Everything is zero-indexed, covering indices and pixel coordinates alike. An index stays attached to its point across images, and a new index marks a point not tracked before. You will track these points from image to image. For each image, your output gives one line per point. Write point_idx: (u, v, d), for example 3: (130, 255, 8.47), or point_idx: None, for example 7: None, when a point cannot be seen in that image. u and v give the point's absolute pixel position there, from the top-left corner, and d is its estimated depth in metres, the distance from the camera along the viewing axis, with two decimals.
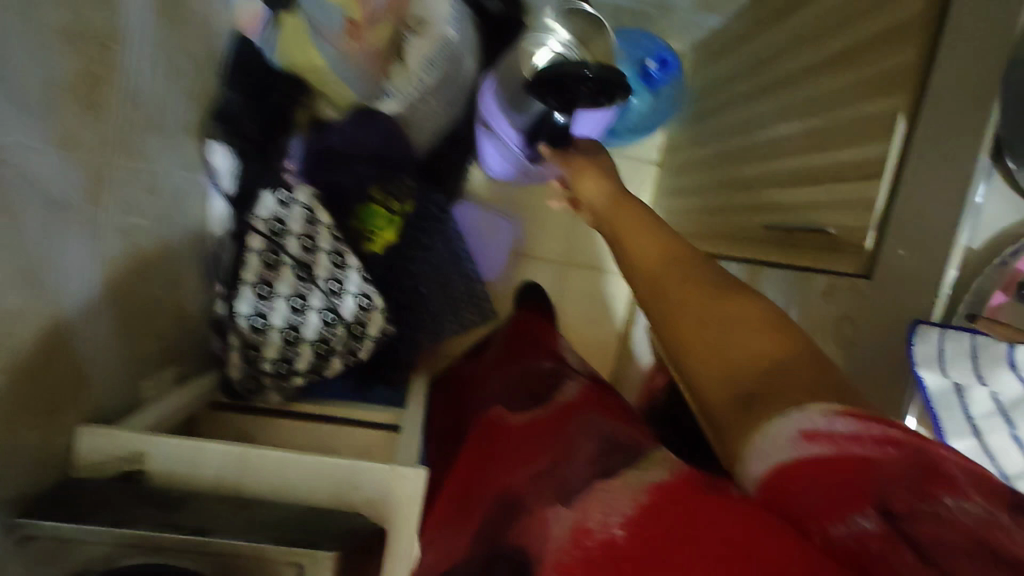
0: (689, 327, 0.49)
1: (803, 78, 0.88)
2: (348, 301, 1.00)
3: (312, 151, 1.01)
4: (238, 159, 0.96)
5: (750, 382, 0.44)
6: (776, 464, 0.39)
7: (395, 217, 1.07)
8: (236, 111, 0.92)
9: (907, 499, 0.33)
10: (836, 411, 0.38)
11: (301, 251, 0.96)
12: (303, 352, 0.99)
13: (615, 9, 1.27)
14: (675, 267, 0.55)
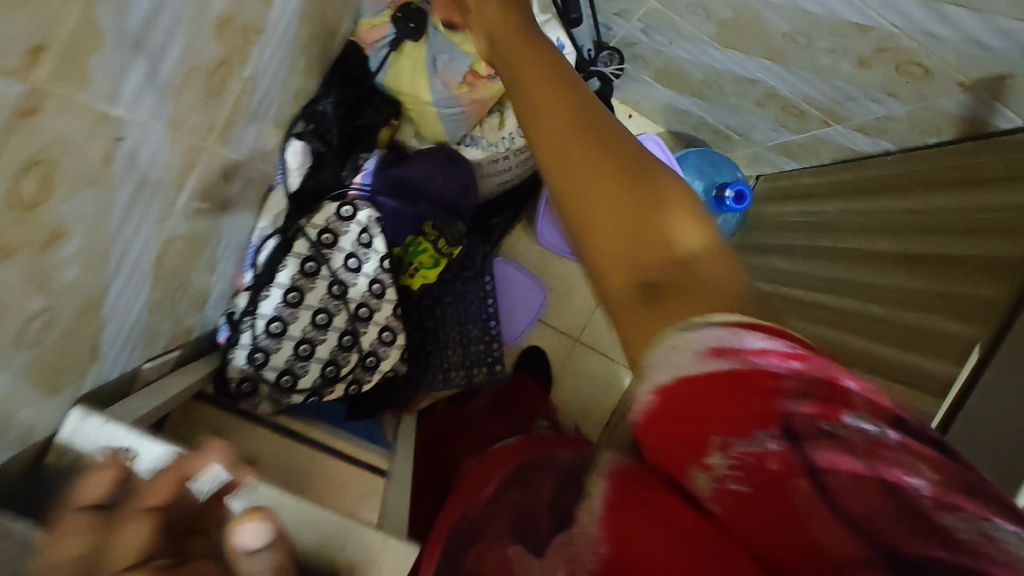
0: (603, 212, 0.41)
1: (874, 262, 0.90)
2: (371, 330, 0.98)
3: (384, 171, 0.95)
4: (312, 163, 0.89)
5: (656, 274, 0.40)
6: (682, 375, 0.36)
7: (441, 258, 1.05)
8: (328, 117, 0.88)
9: (808, 418, 0.34)
10: (745, 321, 0.37)
11: (343, 269, 0.94)
12: (310, 370, 0.94)
13: (700, 122, 1.30)
14: (580, 122, 0.44)
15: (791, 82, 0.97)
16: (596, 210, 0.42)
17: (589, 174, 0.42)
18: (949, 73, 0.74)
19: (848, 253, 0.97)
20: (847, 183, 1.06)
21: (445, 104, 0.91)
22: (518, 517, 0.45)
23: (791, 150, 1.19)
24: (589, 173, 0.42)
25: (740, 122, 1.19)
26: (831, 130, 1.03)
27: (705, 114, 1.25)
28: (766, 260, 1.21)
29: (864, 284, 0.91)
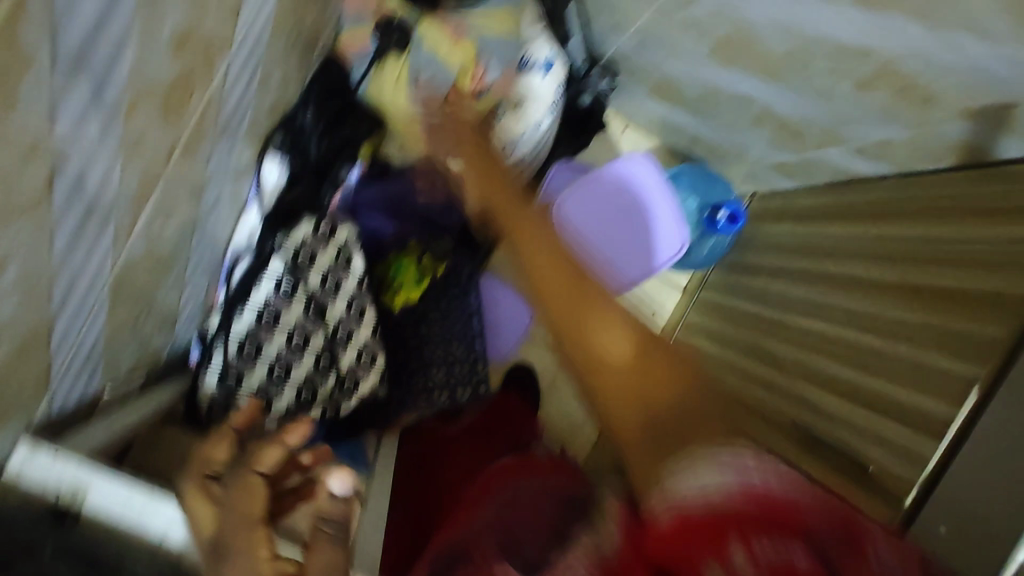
0: (618, 381, 0.58)
1: (870, 291, 0.87)
2: (350, 352, 0.95)
3: (367, 189, 0.96)
4: (289, 179, 0.88)
5: (661, 430, 0.53)
6: (722, 492, 0.44)
7: (425, 276, 1.03)
8: (306, 130, 0.86)
9: (836, 552, 0.40)
10: (766, 462, 0.46)
11: (320, 288, 0.91)
12: (284, 394, 0.90)
13: (694, 138, 1.27)
14: (647, 345, 0.61)
15: (787, 102, 0.94)
16: (599, 368, 0.59)
17: (615, 374, 0.58)
18: (952, 98, 0.71)
19: (841, 279, 0.94)
20: (843, 205, 1.03)
21: (427, 120, 0.87)
22: (515, 547, 0.52)
23: (786, 169, 1.16)
24: (584, 333, 0.61)
25: (735, 139, 1.17)
26: (828, 150, 1.00)
27: (700, 130, 1.22)
28: (758, 280, 1.18)
29: (858, 312, 0.87)
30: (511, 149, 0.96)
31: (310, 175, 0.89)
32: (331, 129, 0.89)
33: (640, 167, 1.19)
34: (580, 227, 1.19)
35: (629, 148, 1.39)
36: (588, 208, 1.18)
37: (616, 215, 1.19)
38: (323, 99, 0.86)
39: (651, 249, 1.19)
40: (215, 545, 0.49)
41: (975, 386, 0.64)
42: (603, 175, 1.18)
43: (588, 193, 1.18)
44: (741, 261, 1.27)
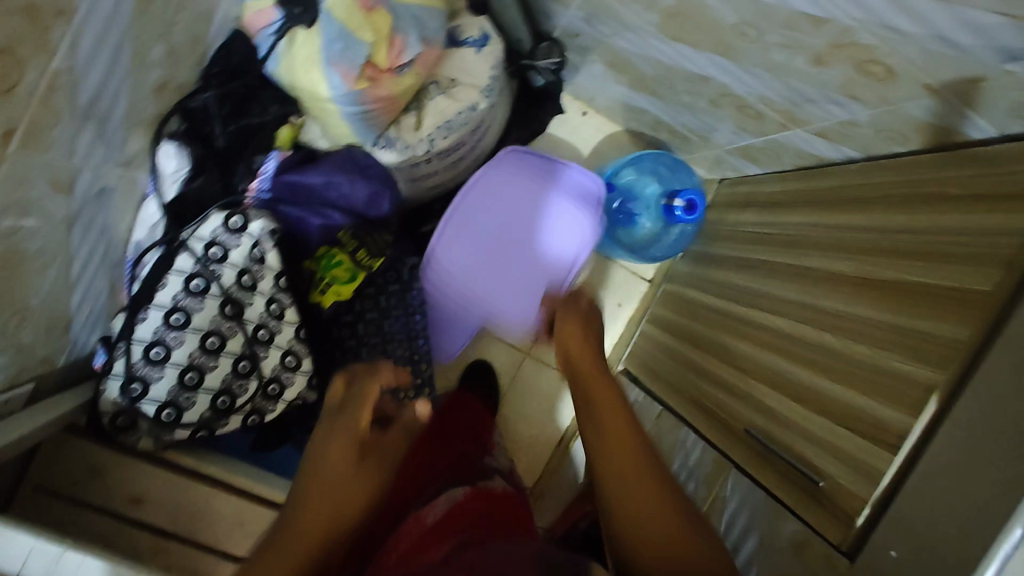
0: (636, 499, 0.54)
1: (832, 286, 0.80)
2: (273, 356, 0.87)
3: (283, 177, 0.86)
4: (191, 169, 0.82)
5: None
6: None
7: (359, 272, 0.93)
8: (207, 112, 0.82)
9: None
10: None
11: (236, 287, 0.83)
12: (198, 402, 0.83)
13: (656, 122, 1.20)
14: (637, 460, 0.57)
15: (744, 81, 0.86)
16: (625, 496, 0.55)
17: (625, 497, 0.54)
18: (914, 74, 0.64)
19: (803, 272, 0.88)
20: (808, 192, 0.96)
21: (345, 101, 0.78)
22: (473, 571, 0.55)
23: (752, 153, 1.09)
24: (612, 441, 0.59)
25: (696, 122, 1.09)
26: (792, 133, 0.93)
27: (661, 113, 1.14)
28: (719, 273, 1.12)
29: (817, 309, 0.81)
30: (445, 133, 0.88)
31: (216, 163, 0.84)
32: (237, 111, 0.84)
33: (590, 197, 1.12)
34: (470, 211, 1.11)
35: (591, 133, 1.31)
36: (500, 205, 1.11)
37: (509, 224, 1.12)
38: (227, 81, 0.82)
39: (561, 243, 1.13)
40: (341, 396, 0.61)
41: (935, 393, 0.58)
42: (549, 175, 1.12)
43: (522, 180, 1.11)
44: (705, 252, 1.21)
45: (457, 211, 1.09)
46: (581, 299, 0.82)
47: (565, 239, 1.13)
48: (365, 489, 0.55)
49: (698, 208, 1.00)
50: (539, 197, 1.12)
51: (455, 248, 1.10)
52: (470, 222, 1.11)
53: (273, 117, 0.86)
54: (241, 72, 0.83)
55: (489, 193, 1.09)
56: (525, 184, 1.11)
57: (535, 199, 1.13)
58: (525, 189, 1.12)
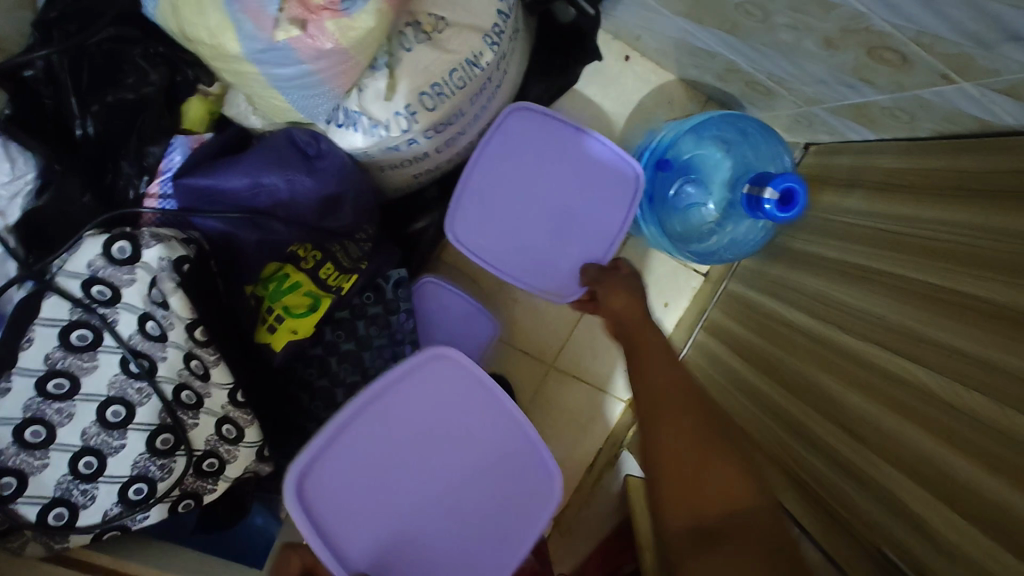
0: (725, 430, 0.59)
1: (1015, 335, 0.51)
2: (204, 425, 0.63)
3: (184, 185, 0.63)
4: (37, 177, 0.59)
5: (721, 518, 0.53)
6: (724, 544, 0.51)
7: (322, 298, 0.72)
8: (57, 86, 0.62)
9: (712, 488, 0.55)
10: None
11: (140, 338, 0.59)
12: (100, 497, 0.59)
13: (727, 68, 0.87)
14: (689, 404, 0.60)
15: (892, 5, 0.54)
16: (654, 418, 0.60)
17: (674, 441, 0.58)
18: None
19: (959, 306, 0.59)
20: (963, 174, 0.65)
21: (268, 58, 0.51)
22: None
23: (867, 113, 0.76)
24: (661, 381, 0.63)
25: (791, 71, 0.77)
26: (954, 89, 0.61)
27: (733, 56, 0.83)
28: (814, 280, 0.83)
29: (990, 369, 0.52)
30: (430, 99, 0.59)
31: (74, 166, 0.62)
32: (104, 81, 0.64)
33: (617, 194, 0.83)
34: (391, 409, 0.68)
35: (632, 85, 1.00)
36: (428, 373, 0.70)
37: (450, 431, 0.69)
38: (76, 36, 0.62)
39: (568, 223, 0.83)
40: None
41: None
42: (573, 152, 0.83)
43: (539, 154, 0.83)
44: (788, 247, 0.91)
45: (344, 446, 0.66)
46: (620, 267, 0.80)
47: (573, 242, 0.82)
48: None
49: (798, 200, 0.70)
50: (557, 181, 0.83)
51: (362, 505, 0.66)
52: (377, 448, 0.67)
53: (156, 88, 0.66)
54: (91, 18, 0.63)
55: (428, 365, 0.70)
56: (544, 157, 0.83)
57: (553, 182, 0.83)
58: (544, 167, 0.83)
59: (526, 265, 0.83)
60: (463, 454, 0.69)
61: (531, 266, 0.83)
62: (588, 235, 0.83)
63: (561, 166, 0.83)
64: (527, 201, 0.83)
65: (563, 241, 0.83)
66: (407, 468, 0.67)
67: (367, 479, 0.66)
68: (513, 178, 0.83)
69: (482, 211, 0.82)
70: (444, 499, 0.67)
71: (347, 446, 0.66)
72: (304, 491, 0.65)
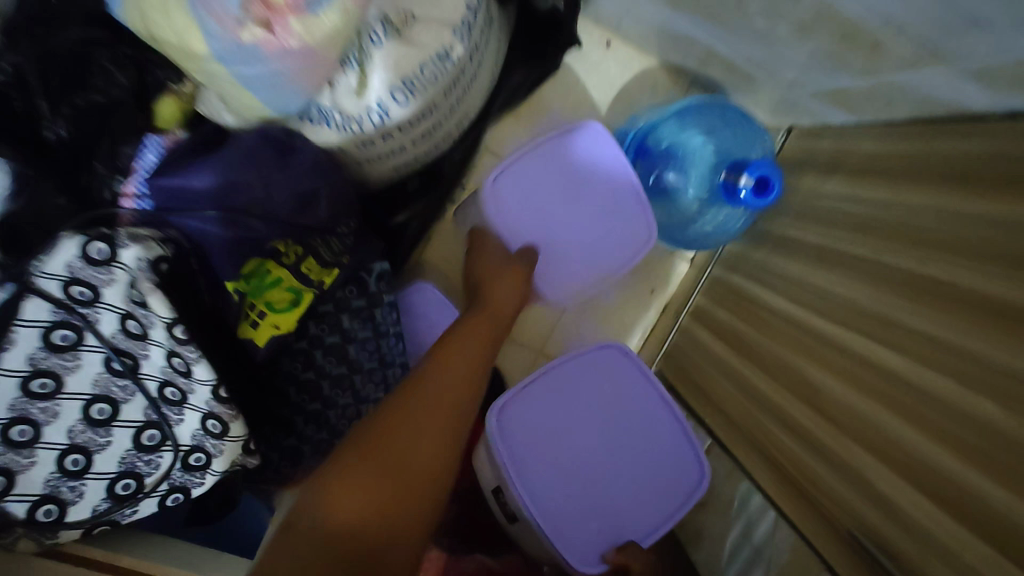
0: None
1: (983, 321, 0.52)
2: (189, 421, 0.65)
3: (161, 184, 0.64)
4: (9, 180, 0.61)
5: None
6: None
7: (304, 291, 0.72)
8: (28, 88, 0.62)
9: None
10: None
11: (122, 337, 0.60)
12: (89, 491, 0.61)
13: (707, 54, 0.87)
14: None
15: None
16: None
17: None
18: None
19: (930, 292, 0.60)
20: (937, 160, 0.65)
21: (235, 61, 0.51)
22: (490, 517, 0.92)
23: (847, 98, 0.76)
24: None
25: (768, 56, 0.77)
26: (927, 75, 0.60)
27: (712, 43, 0.83)
28: (794, 266, 0.83)
29: (957, 353, 0.54)
30: (403, 94, 0.60)
31: (47, 170, 0.64)
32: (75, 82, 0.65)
33: (662, 494, 0.82)
34: (551, 153, 0.84)
35: (614, 71, 1.00)
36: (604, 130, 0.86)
37: (590, 187, 0.86)
38: (44, 39, 0.63)
39: (648, 486, 0.82)
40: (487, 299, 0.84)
41: None
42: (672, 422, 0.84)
43: (615, 400, 0.84)
44: (770, 232, 0.92)
45: (522, 166, 0.84)
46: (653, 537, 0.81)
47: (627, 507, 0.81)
48: (424, 458, 0.60)
49: (773, 187, 0.71)
50: (653, 442, 0.83)
51: (527, 214, 0.86)
52: (542, 171, 0.85)
53: (127, 92, 0.67)
54: (67, 24, 0.64)
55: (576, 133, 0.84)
56: (645, 414, 0.85)
57: (658, 449, 0.83)
58: (604, 403, 0.84)
59: (545, 489, 0.79)
60: (596, 195, 0.86)
61: (546, 496, 0.79)
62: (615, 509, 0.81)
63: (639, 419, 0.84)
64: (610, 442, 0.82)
65: (614, 514, 0.81)
66: (559, 199, 0.86)
67: (535, 190, 0.85)
68: (607, 437, 0.82)
69: (524, 470, 0.80)
70: (579, 221, 0.86)
71: (519, 176, 0.84)
72: (495, 187, 0.84)
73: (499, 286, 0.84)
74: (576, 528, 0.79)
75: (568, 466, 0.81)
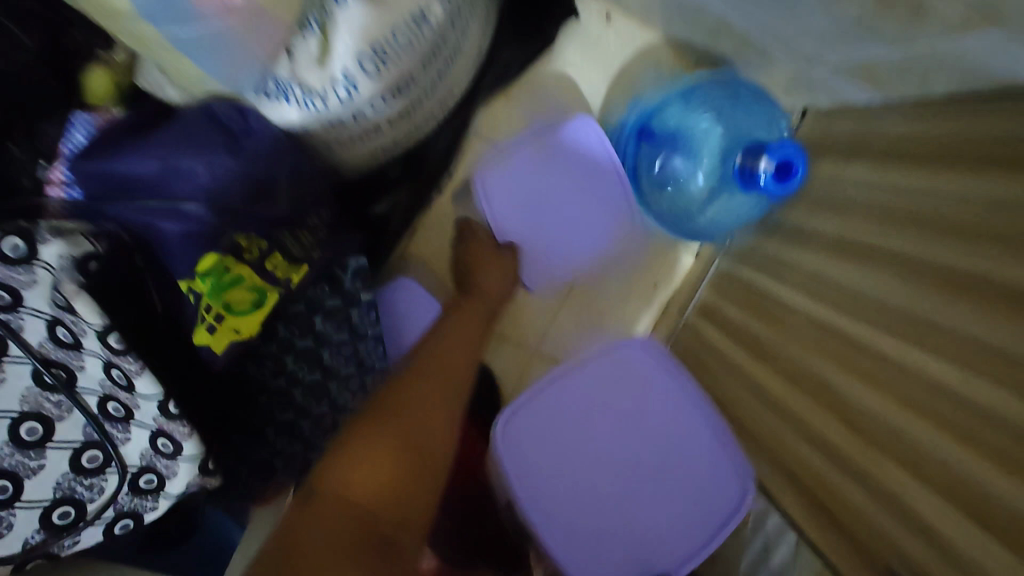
0: None
1: None
2: (136, 440, 0.57)
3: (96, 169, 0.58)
4: None
5: None
6: None
7: (268, 290, 0.65)
8: None
9: None
10: None
11: (52, 346, 0.52)
12: (18, 527, 0.50)
13: (712, 23, 0.79)
14: None
15: None
16: None
17: None
18: None
19: (969, 289, 0.52)
20: (977, 137, 0.57)
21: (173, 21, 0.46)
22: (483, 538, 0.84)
23: (874, 71, 0.67)
24: None
25: (780, 24, 0.69)
26: (972, 42, 0.51)
27: (718, 9, 0.74)
28: (810, 258, 0.75)
29: (1003, 360, 0.46)
30: (372, 65, 0.52)
31: None
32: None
33: (685, 506, 0.79)
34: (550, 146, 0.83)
35: (610, 45, 0.91)
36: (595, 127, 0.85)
37: (581, 184, 0.85)
38: None
39: (670, 499, 0.79)
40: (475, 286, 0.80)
41: None
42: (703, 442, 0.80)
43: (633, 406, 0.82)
44: (785, 221, 0.83)
45: (518, 157, 0.83)
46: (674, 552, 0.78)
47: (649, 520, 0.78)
48: (436, 439, 0.59)
49: (795, 173, 0.67)
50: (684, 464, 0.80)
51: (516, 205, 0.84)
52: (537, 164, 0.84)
53: (36, 56, 0.61)
54: None
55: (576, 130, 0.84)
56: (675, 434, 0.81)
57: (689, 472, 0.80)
58: (620, 408, 0.81)
59: (557, 506, 0.77)
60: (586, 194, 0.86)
61: (558, 513, 0.77)
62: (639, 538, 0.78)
63: (659, 425, 0.81)
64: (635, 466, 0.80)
65: (634, 530, 0.78)
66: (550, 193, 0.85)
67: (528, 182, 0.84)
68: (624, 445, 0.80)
69: (537, 483, 0.77)
70: (566, 217, 0.86)
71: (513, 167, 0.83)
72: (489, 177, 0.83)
73: (483, 273, 0.82)
74: (593, 543, 0.76)
75: (582, 483, 0.78)
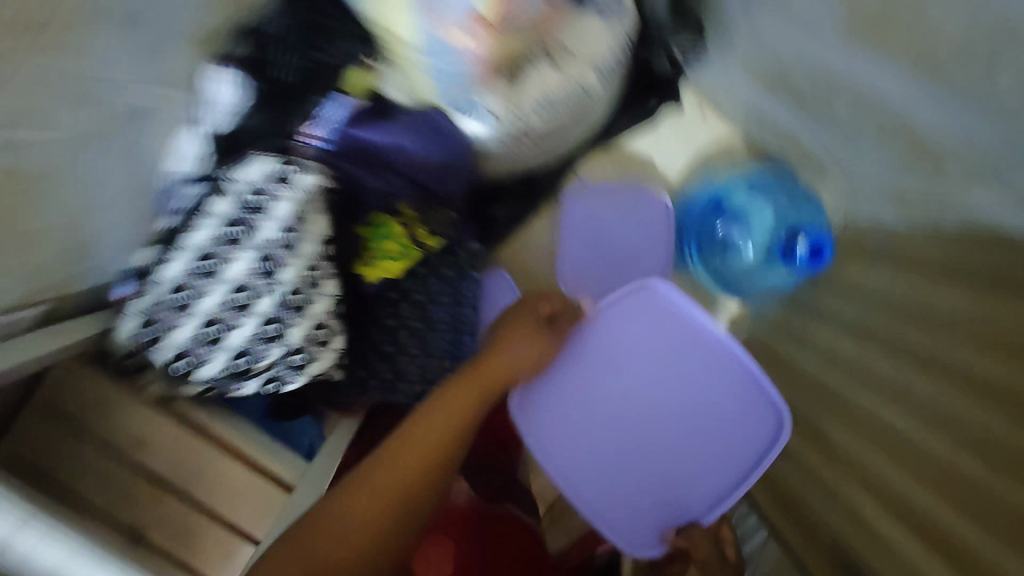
0: None
1: (984, 397, 0.62)
2: (301, 326, 0.77)
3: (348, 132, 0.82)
4: (245, 95, 0.80)
5: None
6: None
7: (414, 249, 0.88)
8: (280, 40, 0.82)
9: None
10: None
11: (274, 244, 0.75)
12: (220, 355, 0.75)
13: (786, 138, 1.00)
14: None
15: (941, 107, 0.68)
16: None
17: None
18: None
19: (942, 371, 0.69)
20: None
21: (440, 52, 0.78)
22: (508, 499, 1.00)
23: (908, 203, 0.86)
24: None
25: (840, 148, 0.90)
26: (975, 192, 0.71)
27: (797, 130, 0.96)
28: (827, 335, 0.93)
29: (965, 425, 0.63)
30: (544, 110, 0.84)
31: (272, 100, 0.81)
32: (314, 43, 0.84)
33: (708, 466, 0.85)
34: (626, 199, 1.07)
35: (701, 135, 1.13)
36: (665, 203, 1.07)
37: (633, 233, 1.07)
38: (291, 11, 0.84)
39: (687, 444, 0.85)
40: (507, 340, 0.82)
41: None
42: (727, 394, 0.85)
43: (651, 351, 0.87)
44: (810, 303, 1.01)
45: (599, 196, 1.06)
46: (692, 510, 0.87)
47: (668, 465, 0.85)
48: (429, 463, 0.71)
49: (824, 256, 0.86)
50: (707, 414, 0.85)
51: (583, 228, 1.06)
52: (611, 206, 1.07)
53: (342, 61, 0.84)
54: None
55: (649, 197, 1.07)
56: (697, 385, 0.86)
57: (709, 423, 0.85)
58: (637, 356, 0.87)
59: (569, 453, 0.87)
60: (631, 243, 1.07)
61: (571, 461, 0.87)
62: (666, 484, 0.86)
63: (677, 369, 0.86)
64: (656, 409, 0.86)
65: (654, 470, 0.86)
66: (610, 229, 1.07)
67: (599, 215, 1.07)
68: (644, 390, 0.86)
69: (560, 422, 0.87)
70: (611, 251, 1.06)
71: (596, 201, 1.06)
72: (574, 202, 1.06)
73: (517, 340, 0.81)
74: (611, 483, 0.87)
75: (602, 426, 0.87)
